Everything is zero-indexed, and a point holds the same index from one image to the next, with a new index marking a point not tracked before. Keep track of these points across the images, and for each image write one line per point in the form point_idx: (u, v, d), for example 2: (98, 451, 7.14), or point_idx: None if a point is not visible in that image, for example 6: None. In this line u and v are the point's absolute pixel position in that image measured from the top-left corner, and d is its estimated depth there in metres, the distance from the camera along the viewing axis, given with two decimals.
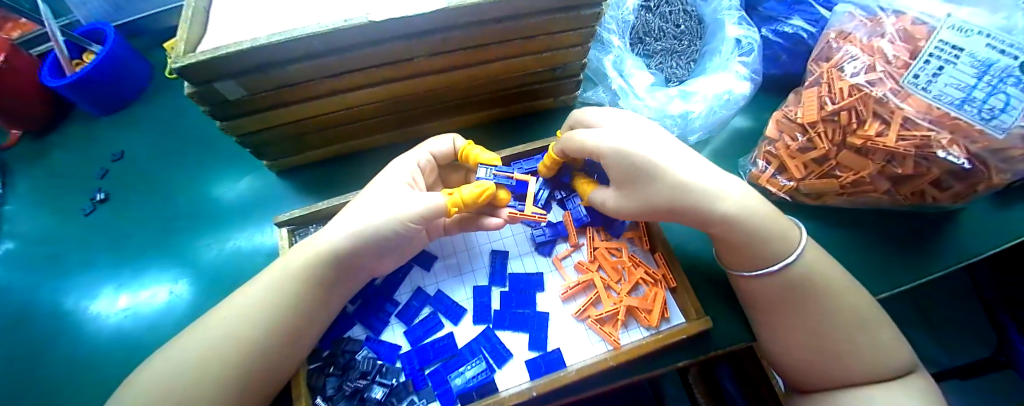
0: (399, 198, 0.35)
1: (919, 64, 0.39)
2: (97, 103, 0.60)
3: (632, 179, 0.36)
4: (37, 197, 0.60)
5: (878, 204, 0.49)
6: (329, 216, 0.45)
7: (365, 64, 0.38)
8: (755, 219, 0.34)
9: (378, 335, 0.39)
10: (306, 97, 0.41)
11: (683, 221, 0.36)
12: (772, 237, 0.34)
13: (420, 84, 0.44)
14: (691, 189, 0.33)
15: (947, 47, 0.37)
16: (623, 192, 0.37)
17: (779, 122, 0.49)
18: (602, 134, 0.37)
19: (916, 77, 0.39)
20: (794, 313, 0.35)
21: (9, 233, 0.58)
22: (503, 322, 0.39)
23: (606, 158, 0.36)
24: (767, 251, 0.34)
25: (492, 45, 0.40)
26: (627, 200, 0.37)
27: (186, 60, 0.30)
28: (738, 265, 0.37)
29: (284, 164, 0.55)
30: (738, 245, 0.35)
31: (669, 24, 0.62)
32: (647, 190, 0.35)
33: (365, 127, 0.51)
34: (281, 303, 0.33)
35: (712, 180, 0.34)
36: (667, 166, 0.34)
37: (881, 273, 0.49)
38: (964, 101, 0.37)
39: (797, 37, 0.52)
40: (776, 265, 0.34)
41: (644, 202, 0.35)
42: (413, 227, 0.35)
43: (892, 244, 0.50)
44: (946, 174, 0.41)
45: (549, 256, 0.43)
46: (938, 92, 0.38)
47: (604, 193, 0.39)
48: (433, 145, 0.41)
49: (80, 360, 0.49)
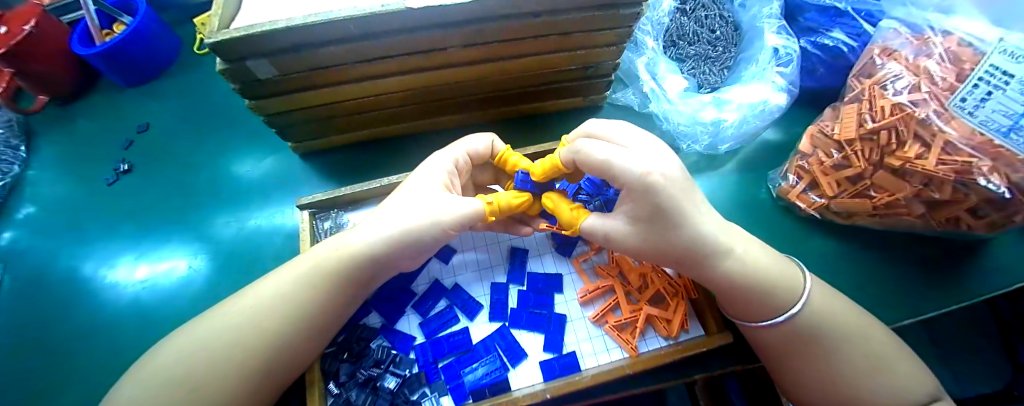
0: (435, 199, 0.34)
1: (967, 87, 0.35)
2: (124, 74, 0.60)
3: (653, 221, 0.31)
4: (62, 164, 0.60)
5: (909, 227, 0.47)
6: (354, 201, 0.45)
7: (398, 50, 0.37)
8: (755, 273, 0.34)
9: (393, 325, 0.39)
10: (338, 81, 0.41)
11: (682, 271, 0.35)
12: (779, 290, 0.34)
13: (452, 74, 0.44)
14: (705, 242, 0.32)
15: (997, 72, 0.32)
16: (637, 230, 0.32)
17: (813, 137, 0.48)
18: (637, 160, 0.30)
19: (964, 101, 0.35)
20: (813, 339, 0.33)
21: (32, 198, 0.59)
22: (519, 322, 0.38)
23: (629, 189, 0.30)
24: (770, 301, 0.34)
25: (528, 40, 0.39)
26: (635, 241, 0.33)
27: (219, 36, 0.30)
28: (741, 314, 0.36)
29: (306, 147, 0.55)
30: (734, 296, 0.34)
31: (704, 29, 0.61)
32: (667, 235, 0.32)
33: (390, 115, 0.51)
34: (307, 286, 0.33)
35: (722, 234, 0.33)
36: (692, 215, 0.31)
37: (910, 299, 0.47)
38: (1011, 129, 0.33)
39: (837, 51, 0.51)
40: (784, 316, 0.34)
41: (658, 245, 0.32)
42: (449, 234, 0.34)
43: (918, 271, 0.49)
44: (985, 203, 0.39)
45: (569, 258, 0.42)
46: (984, 118, 0.34)
47: (607, 224, 0.34)
48: (470, 144, 0.40)
49: (96, 327, 0.50)
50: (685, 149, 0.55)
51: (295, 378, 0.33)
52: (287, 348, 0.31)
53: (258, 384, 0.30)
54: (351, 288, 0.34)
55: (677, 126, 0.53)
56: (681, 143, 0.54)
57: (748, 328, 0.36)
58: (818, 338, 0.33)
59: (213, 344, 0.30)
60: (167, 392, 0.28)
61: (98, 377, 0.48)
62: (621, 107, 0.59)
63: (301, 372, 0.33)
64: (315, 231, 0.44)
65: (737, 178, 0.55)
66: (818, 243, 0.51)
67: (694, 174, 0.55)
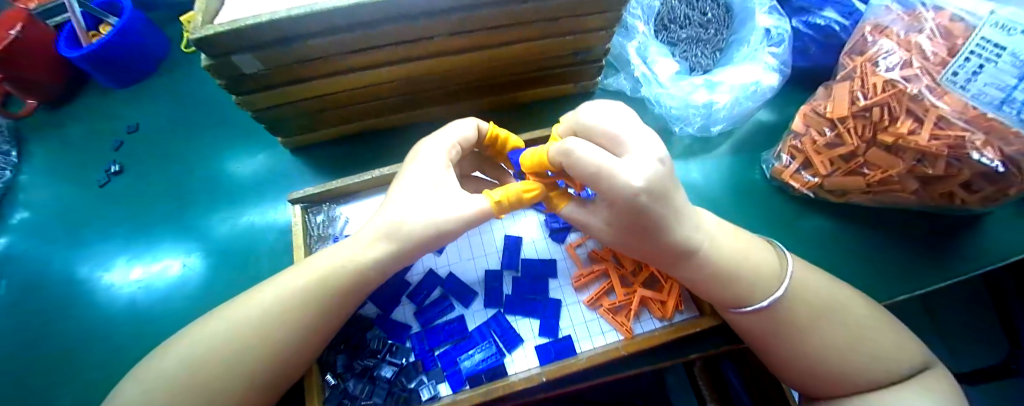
0: (441, 200, 0.33)
1: (958, 61, 0.34)
2: (113, 75, 0.60)
3: (635, 229, 0.29)
4: (54, 166, 0.60)
5: (902, 204, 0.48)
6: (346, 194, 0.45)
7: (386, 40, 0.37)
8: (738, 267, 0.34)
9: (388, 315, 0.39)
10: (327, 73, 0.40)
11: (665, 268, 0.34)
12: (756, 286, 0.33)
13: (442, 64, 0.43)
14: (688, 244, 0.31)
15: (988, 45, 0.32)
16: (612, 230, 0.31)
17: (806, 116, 0.48)
18: (630, 176, 0.26)
19: (954, 76, 0.35)
20: (810, 312, 0.33)
21: (24, 203, 0.58)
22: (515, 308, 0.38)
23: (608, 200, 0.28)
24: (753, 290, 0.33)
25: (515, 27, 0.39)
26: (613, 239, 0.32)
27: (203, 31, 0.30)
28: (718, 300, 0.35)
29: (297, 142, 0.55)
30: (712, 289, 0.34)
31: (696, 12, 0.60)
32: (646, 243, 0.31)
33: (381, 107, 0.50)
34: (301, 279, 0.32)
35: (701, 234, 0.32)
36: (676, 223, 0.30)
37: (904, 275, 0.47)
38: (1003, 102, 0.32)
39: (829, 30, 0.51)
40: (767, 301, 0.33)
41: (635, 248, 0.32)
42: (450, 228, 0.32)
43: (913, 247, 0.49)
44: (980, 177, 0.39)
45: (562, 244, 0.42)
46: (977, 91, 0.34)
47: (585, 218, 0.33)
48: (458, 131, 0.36)
49: (93, 328, 0.50)
50: (678, 132, 0.54)
51: (292, 380, 0.32)
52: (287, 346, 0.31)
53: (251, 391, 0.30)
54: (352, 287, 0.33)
55: (669, 109, 0.52)
56: (674, 126, 0.54)
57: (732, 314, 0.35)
58: (813, 315, 0.33)
59: (211, 338, 0.30)
60: (171, 387, 0.28)
61: (97, 377, 0.48)
62: (613, 93, 0.58)
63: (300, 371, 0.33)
64: (308, 225, 0.44)
65: (732, 159, 0.55)
66: (813, 223, 0.51)
67: (687, 157, 0.55)
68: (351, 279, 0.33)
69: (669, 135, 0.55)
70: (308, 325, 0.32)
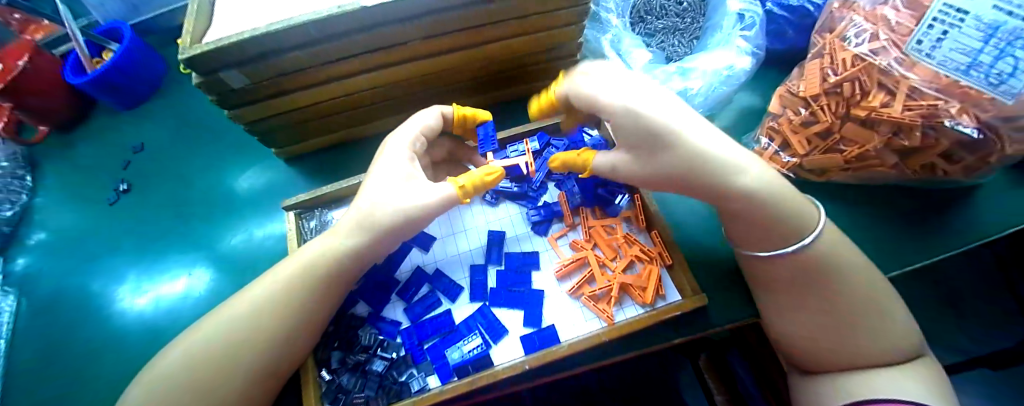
0: (409, 188, 0.35)
1: (922, 29, 0.36)
2: (119, 96, 0.62)
3: (642, 145, 0.34)
4: (66, 188, 0.63)
5: (885, 179, 0.48)
6: (336, 199, 0.47)
7: (361, 48, 0.38)
8: (769, 192, 0.33)
9: (379, 312, 0.41)
10: (307, 84, 0.42)
11: (699, 196, 0.35)
12: (791, 221, 0.33)
13: (416, 67, 0.44)
14: (707, 158, 0.32)
15: (951, 11, 0.34)
16: (633, 158, 0.35)
17: (782, 97, 0.49)
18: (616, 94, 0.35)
19: (920, 44, 0.36)
20: (830, 280, 0.33)
21: (41, 224, 0.62)
22: (499, 300, 0.40)
23: (615, 120, 0.35)
24: (786, 223, 0.33)
25: (486, 27, 0.40)
26: (636, 170, 0.35)
27: (191, 51, 0.32)
28: (753, 245, 0.36)
29: (286, 153, 0.57)
30: (748, 216, 0.34)
31: (672, 2, 0.62)
32: (662, 159, 0.33)
33: (365, 114, 0.52)
34: (291, 275, 0.34)
35: (724, 151, 0.33)
36: (683, 131, 0.32)
37: (897, 251, 0.47)
38: (970, 66, 0.34)
39: (803, 10, 0.53)
40: (804, 240, 0.33)
41: (657, 169, 0.34)
42: (421, 214, 0.34)
43: (903, 221, 0.48)
44: (957, 145, 0.39)
45: (545, 236, 0.43)
46: (943, 58, 0.35)
47: (610, 157, 0.37)
48: (422, 121, 0.39)
49: (109, 341, 0.53)
50: None
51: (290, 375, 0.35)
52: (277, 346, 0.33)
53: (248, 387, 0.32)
54: (336, 278, 0.35)
55: None
56: None
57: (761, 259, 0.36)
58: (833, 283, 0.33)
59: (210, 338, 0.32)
60: (175, 388, 0.30)
61: (114, 387, 0.50)
62: None
63: (292, 372, 0.35)
64: (301, 230, 0.46)
65: None
66: None
67: None
68: (337, 269, 0.35)
69: None
70: (300, 320, 0.34)
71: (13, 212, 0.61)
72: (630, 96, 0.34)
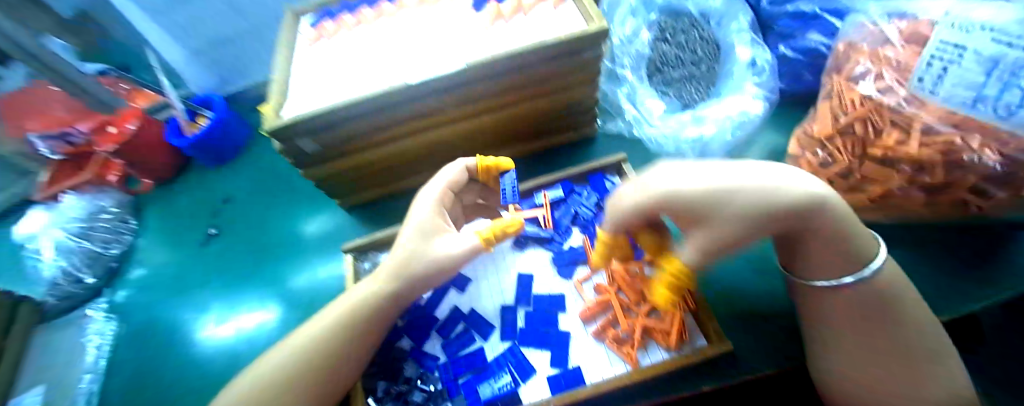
0: (441, 241, 0.41)
1: (922, 67, 0.39)
2: (207, 155, 0.74)
3: (704, 217, 0.29)
4: (166, 232, 0.75)
5: (920, 218, 0.47)
6: (386, 243, 0.53)
7: (409, 116, 0.47)
8: (835, 210, 0.30)
9: (421, 347, 0.45)
10: (366, 147, 0.50)
11: (780, 231, 0.30)
12: (851, 232, 0.31)
13: (459, 128, 0.53)
14: (773, 197, 0.28)
15: (948, 47, 0.37)
16: (703, 233, 0.30)
17: (801, 139, 0.53)
18: (656, 185, 0.31)
19: (921, 82, 0.39)
20: (871, 314, 0.31)
21: (144, 262, 0.73)
22: (527, 339, 0.43)
23: (668, 206, 0.31)
24: (852, 243, 0.31)
25: (517, 91, 0.48)
26: (716, 244, 0.29)
27: (273, 124, 0.41)
28: (817, 274, 0.33)
29: (350, 202, 0.65)
30: (822, 240, 0.30)
31: (686, 51, 0.65)
32: (734, 220, 0.28)
33: (414, 169, 0.60)
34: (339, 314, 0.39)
35: (785, 183, 0.29)
36: (738, 187, 0.28)
37: (951, 294, 0.44)
38: (976, 100, 0.35)
39: (817, 52, 0.58)
40: (865, 268, 0.31)
41: (735, 232, 0.29)
42: (452, 263, 0.40)
43: (951, 258, 0.46)
44: (991, 180, 0.38)
45: (571, 279, 0.46)
46: (947, 94, 0.37)
47: (685, 249, 0.31)
48: (448, 176, 0.44)
49: (188, 367, 0.60)
50: None
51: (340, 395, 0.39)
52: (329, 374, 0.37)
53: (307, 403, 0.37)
54: (375, 315, 0.39)
55: (661, 145, 0.58)
56: None
57: (811, 289, 0.34)
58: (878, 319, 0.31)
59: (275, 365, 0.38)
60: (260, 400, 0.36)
61: None
62: (613, 136, 0.63)
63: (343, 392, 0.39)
64: (358, 271, 0.52)
65: None
66: None
67: None
68: (375, 309, 0.39)
69: None
70: (351, 357, 0.38)
71: (117, 250, 0.72)
72: (671, 182, 0.31)
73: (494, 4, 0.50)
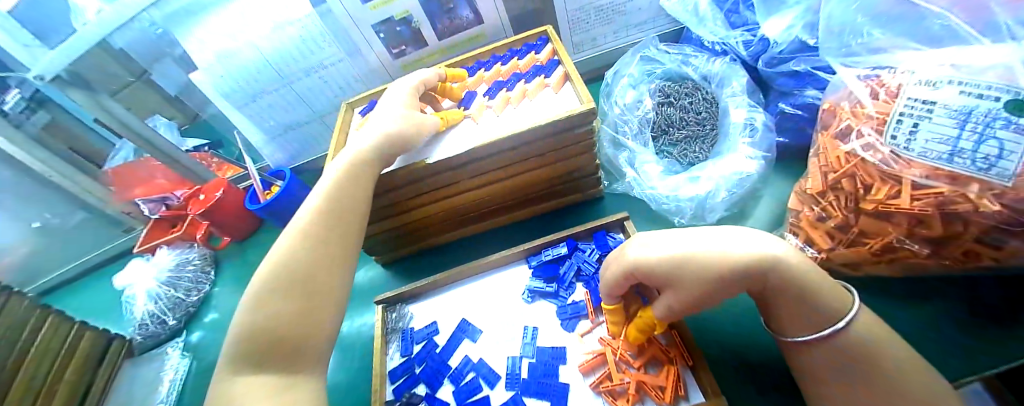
0: (388, 111, 0.51)
1: (893, 124, 0.41)
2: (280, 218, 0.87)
3: (673, 277, 0.37)
4: (234, 281, 0.87)
5: (929, 269, 0.47)
6: (412, 296, 0.60)
7: (431, 187, 0.56)
8: (802, 271, 0.34)
9: (434, 392, 0.49)
10: (398, 212, 0.60)
11: (750, 288, 0.36)
12: (822, 294, 0.34)
13: (476, 195, 0.61)
14: (735, 259, 0.35)
15: (916, 104, 0.39)
16: (672, 291, 0.37)
17: (798, 194, 0.54)
18: (642, 250, 0.39)
19: (895, 138, 0.41)
20: (855, 365, 0.33)
21: (214, 307, 0.84)
22: (530, 389, 0.46)
23: (650, 268, 0.38)
24: (821, 302, 0.34)
25: (525, 161, 0.56)
26: (683, 299, 0.37)
27: None
28: (796, 329, 0.36)
29: (389, 257, 0.72)
30: (789, 298, 0.35)
31: (690, 113, 0.70)
32: (696, 279, 0.36)
33: (439, 229, 0.68)
34: (272, 264, 0.40)
35: (749, 248, 0.35)
36: (703, 252, 0.36)
37: (966, 346, 0.44)
38: (952, 154, 0.37)
39: (814, 106, 0.60)
40: (840, 323, 0.34)
41: (697, 289, 0.36)
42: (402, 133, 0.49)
43: (966, 310, 0.46)
44: (993, 231, 0.39)
45: (573, 332, 0.50)
46: (922, 149, 0.39)
47: (661, 307, 0.39)
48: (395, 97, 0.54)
49: None
50: (678, 223, 0.62)
51: (292, 340, 0.37)
52: (293, 321, 0.38)
53: (275, 351, 0.36)
54: (303, 256, 0.41)
55: (663, 203, 0.62)
56: (674, 218, 0.62)
57: (796, 344, 0.37)
58: (864, 368, 0.33)
59: (238, 335, 0.38)
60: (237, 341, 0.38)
61: None
62: (620, 194, 0.68)
63: (302, 341, 0.38)
64: (386, 320, 0.58)
65: None
66: None
67: None
68: (300, 255, 0.41)
69: (671, 225, 0.63)
70: (292, 295, 0.39)
71: (197, 297, 0.83)
72: (654, 249, 0.39)
73: (505, 91, 0.60)
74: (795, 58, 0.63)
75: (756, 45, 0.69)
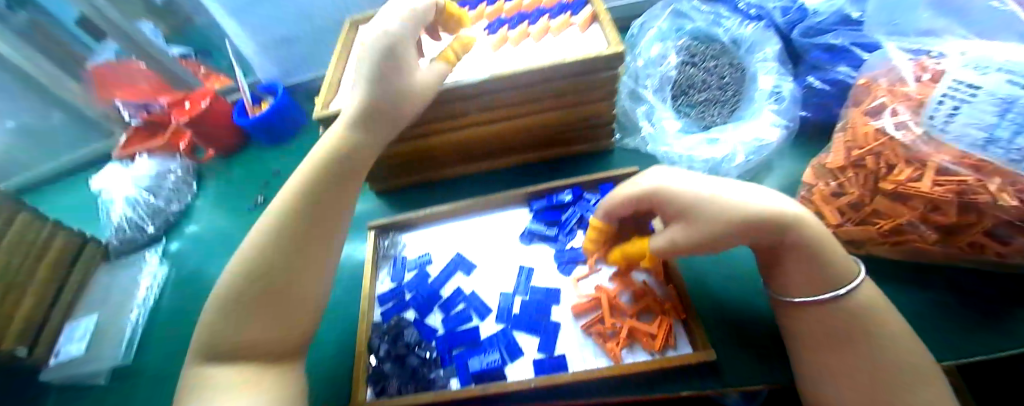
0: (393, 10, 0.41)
1: (934, 105, 0.39)
2: (270, 136, 0.82)
3: (687, 212, 0.36)
4: (216, 195, 0.81)
5: (929, 254, 0.47)
6: (408, 225, 0.58)
7: (443, 119, 0.54)
8: (820, 238, 0.34)
9: (423, 318, 0.49)
10: (404, 140, 0.57)
11: (761, 243, 0.35)
12: (832, 260, 0.34)
13: (481, 131, 0.58)
14: (756, 209, 0.33)
15: (960, 87, 0.36)
16: (684, 225, 0.37)
17: (816, 168, 0.54)
18: (663, 179, 0.39)
19: (933, 119, 0.39)
20: (850, 324, 0.33)
21: (195, 219, 0.79)
22: (521, 324, 0.46)
23: (671, 196, 0.37)
24: (830, 268, 0.34)
25: (543, 100, 0.53)
26: (691, 236, 0.36)
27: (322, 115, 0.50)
28: (795, 290, 0.36)
29: (387, 186, 0.69)
30: (793, 256, 0.35)
31: (713, 76, 0.66)
32: (710, 220, 0.34)
33: (442, 162, 0.66)
34: (287, 196, 0.37)
35: (772, 202, 0.34)
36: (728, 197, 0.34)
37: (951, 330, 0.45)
38: (988, 141, 0.36)
39: (843, 84, 0.58)
40: (843, 289, 0.34)
41: (707, 231, 0.35)
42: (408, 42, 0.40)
43: (960, 297, 0.47)
44: (1005, 225, 0.39)
45: (570, 276, 0.50)
46: (958, 133, 0.37)
47: (666, 235, 0.39)
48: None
49: None
50: None
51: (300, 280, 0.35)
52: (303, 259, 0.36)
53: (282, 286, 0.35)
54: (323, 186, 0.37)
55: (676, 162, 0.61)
56: None
57: (794, 304, 0.37)
58: (860, 328, 0.33)
59: (229, 276, 0.36)
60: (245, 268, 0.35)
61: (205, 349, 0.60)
62: (630, 150, 0.66)
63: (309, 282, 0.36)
64: (378, 247, 0.56)
65: None
66: None
67: None
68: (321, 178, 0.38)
69: None
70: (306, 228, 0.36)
71: (177, 207, 0.79)
72: (680, 180, 0.38)
73: (526, 25, 0.56)
74: (834, 30, 0.61)
75: (794, 14, 0.65)
